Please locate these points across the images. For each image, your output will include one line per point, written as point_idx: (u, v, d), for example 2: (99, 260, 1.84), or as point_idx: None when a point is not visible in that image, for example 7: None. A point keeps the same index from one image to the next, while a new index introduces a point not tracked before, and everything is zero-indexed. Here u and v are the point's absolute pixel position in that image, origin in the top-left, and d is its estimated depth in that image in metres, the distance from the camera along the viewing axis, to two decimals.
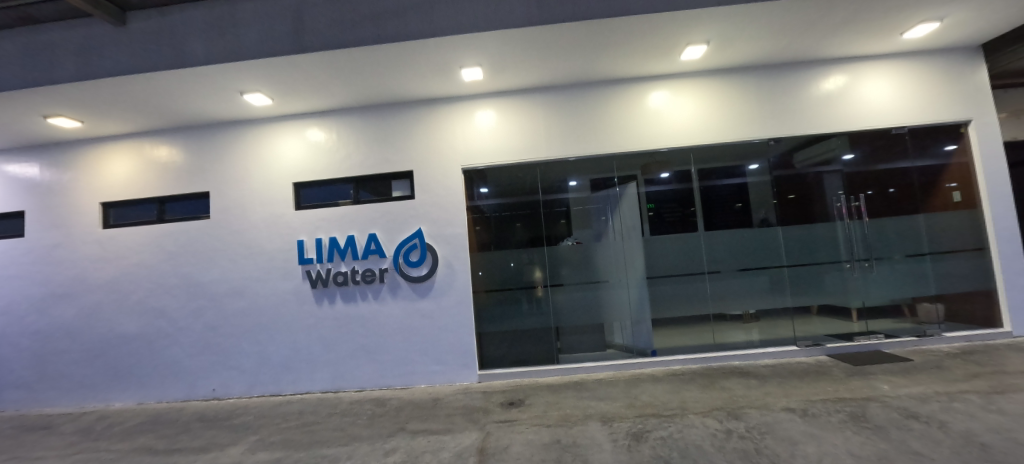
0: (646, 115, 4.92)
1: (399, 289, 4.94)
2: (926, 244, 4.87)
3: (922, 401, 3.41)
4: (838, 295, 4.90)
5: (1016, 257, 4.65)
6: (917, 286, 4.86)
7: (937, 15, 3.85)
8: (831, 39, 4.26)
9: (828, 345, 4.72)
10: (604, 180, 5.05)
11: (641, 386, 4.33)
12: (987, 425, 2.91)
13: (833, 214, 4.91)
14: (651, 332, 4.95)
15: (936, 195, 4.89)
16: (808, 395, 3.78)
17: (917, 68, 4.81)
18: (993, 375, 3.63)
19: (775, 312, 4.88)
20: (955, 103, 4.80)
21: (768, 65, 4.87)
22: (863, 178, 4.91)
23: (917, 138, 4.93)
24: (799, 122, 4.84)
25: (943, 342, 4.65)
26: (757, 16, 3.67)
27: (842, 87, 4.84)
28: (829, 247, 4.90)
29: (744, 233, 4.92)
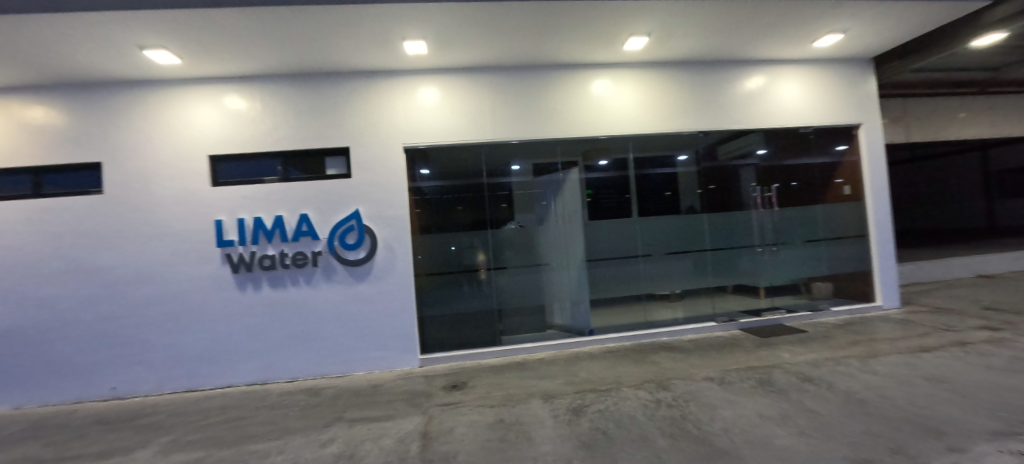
0: (589, 102, 4.99)
1: (334, 273, 4.66)
2: (821, 231, 5.54)
3: (814, 365, 3.94)
4: (752, 276, 5.43)
5: (888, 242, 5.44)
6: (813, 267, 5.53)
7: (842, 27, 4.21)
8: (757, 42, 4.54)
9: (741, 321, 5.21)
10: (547, 165, 5.11)
11: (580, 363, 4.54)
12: (861, 385, 3.45)
13: (750, 204, 5.41)
14: (590, 312, 5.17)
15: (829, 189, 5.59)
16: (725, 365, 4.21)
17: (823, 75, 5.31)
18: (868, 341, 4.26)
19: (699, 291, 5.29)
20: (851, 107, 5.38)
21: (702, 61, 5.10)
22: (774, 171, 5.44)
23: (819, 138, 5.51)
24: (726, 117, 5.15)
25: (831, 315, 5.35)
26: (696, 14, 3.83)
27: (761, 87, 5.21)
28: (745, 232, 5.40)
29: (675, 220, 5.26)
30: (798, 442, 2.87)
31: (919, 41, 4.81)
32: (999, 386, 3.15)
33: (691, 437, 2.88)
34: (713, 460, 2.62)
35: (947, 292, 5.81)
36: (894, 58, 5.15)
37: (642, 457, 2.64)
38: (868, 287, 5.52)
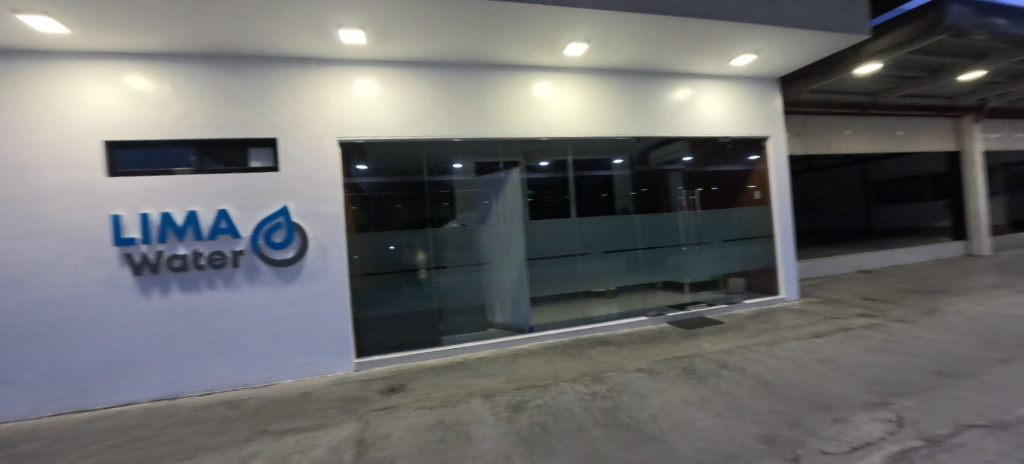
0: (530, 104, 5.06)
1: (258, 274, 4.29)
2: (736, 231, 6.13)
3: (729, 353, 4.34)
4: (678, 272, 5.86)
5: (790, 242, 6.14)
6: (729, 264, 6.11)
7: (753, 48, 4.63)
8: (685, 57, 4.88)
9: (668, 315, 5.61)
10: (489, 164, 5.14)
11: (520, 360, 4.61)
12: (767, 370, 3.87)
13: (677, 206, 5.84)
14: (530, 310, 5.28)
15: (743, 194, 6.21)
16: (654, 356, 4.50)
17: (739, 90, 5.83)
18: (773, 329, 4.78)
19: (631, 288, 5.60)
20: (762, 120, 5.98)
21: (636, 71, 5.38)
22: (698, 177, 5.92)
23: (735, 147, 6.07)
24: (656, 125, 5.47)
25: (744, 307, 5.93)
26: (628, 26, 4.06)
27: (687, 98, 5.60)
28: (672, 233, 5.81)
29: (610, 220, 5.53)
30: (715, 424, 3.14)
31: (816, 66, 5.44)
32: (872, 365, 3.68)
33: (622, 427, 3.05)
34: (642, 446, 2.78)
35: (835, 285, 6.70)
36: (796, 79, 5.81)
37: (577, 449, 2.74)
38: (773, 282, 6.20)
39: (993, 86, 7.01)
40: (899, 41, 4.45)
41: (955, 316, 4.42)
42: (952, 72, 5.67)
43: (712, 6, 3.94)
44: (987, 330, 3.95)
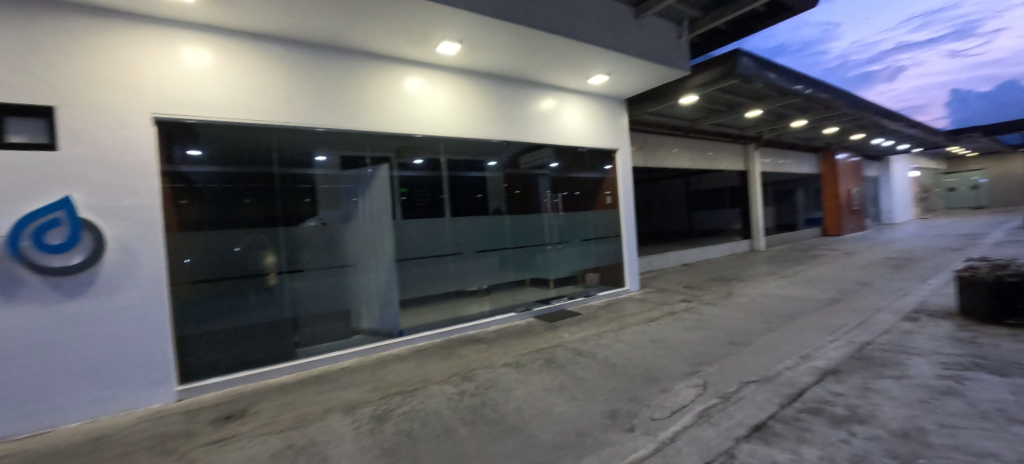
0: (400, 98, 4.77)
1: (17, 289, 2.78)
2: (592, 231, 6.84)
3: (585, 341, 4.79)
4: (542, 269, 6.28)
5: (633, 240, 6.96)
6: (587, 261, 6.76)
7: (604, 67, 5.13)
8: (548, 70, 5.26)
9: (535, 310, 5.92)
10: (355, 159, 4.79)
11: (387, 366, 4.33)
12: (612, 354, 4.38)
13: (544, 208, 6.36)
14: (399, 313, 5.04)
15: (598, 198, 6.94)
16: (520, 350, 4.70)
17: (595, 105, 6.42)
18: (620, 317, 5.46)
19: (502, 286, 5.82)
20: (615, 134, 6.73)
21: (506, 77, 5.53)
22: (563, 182, 6.51)
23: (593, 157, 6.75)
24: (526, 132, 5.74)
25: (598, 299, 6.59)
26: (495, 32, 4.22)
27: (552, 109, 5.95)
28: (538, 233, 6.26)
29: (482, 220, 5.69)
30: (570, 407, 3.40)
31: (652, 93, 6.43)
32: (687, 341, 4.47)
33: (488, 423, 3.10)
34: (505, 439, 2.84)
35: (667, 276, 8.05)
36: (638, 102, 6.79)
37: (442, 453, 2.66)
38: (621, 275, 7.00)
39: (767, 123, 9.32)
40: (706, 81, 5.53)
41: (741, 297, 5.68)
42: (742, 110, 7.35)
43: (568, 29, 4.35)
44: (759, 307, 5.17)
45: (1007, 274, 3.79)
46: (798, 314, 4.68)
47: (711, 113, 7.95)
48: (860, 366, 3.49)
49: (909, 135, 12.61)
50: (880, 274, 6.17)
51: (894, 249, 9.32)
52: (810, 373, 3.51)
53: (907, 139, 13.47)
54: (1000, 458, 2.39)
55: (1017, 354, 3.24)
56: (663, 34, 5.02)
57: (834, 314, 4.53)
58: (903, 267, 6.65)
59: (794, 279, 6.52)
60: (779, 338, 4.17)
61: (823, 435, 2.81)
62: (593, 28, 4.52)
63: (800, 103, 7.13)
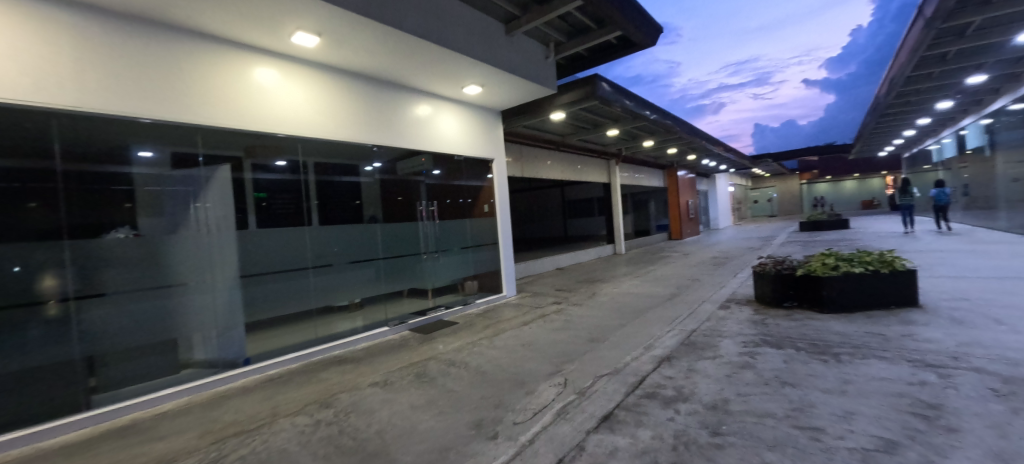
0: (249, 92, 3.99)
1: None
2: (470, 239, 6.84)
3: (458, 350, 4.72)
4: (418, 278, 6.01)
5: (509, 246, 7.14)
6: (466, 269, 6.71)
7: (477, 79, 5.22)
8: (423, 77, 5.13)
9: (410, 322, 5.63)
10: (188, 156, 3.82)
11: (226, 403, 3.48)
12: (485, 361, 4.38)
13: (418, 216, 6.12)
14: (244, 338, 4.12)
15: (474, 208, 6.97)
16: (390, 367, 4.38)
17: (473, 115, 6.51)
18: (496, 323, 5.54)
19: (376, 299, 5.35)
20: (493, 144, 6.92)
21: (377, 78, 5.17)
22: (441, 190, 6.45)
23: (471, 165, 6.80)
24: (401, 137, 5.50)
25: (477, 306, 6.54)
26: (366, 32, 3.90)
27: (429, 115, 5.82)
28: (412, 242, 5.99)
29: (354, 229, 5.21)
30: (435, 423, 3.23)
31: (524, 107, 6.77)
32: (554, 341, 4.70)
33: (345, 455, 2.73)
34: None
35: (542, 280, 8.55)
36: (512, 115, 7.09)
37: None
38: (499, 281, 7.08)
39: (624, 141, 10.70)
40: (570, 100, 6.03)
41: (603, 297, 6.27)
42: (603, 128, 8.27)
43: (441, 35, 4.27)
44: (616, 304, 5.74)
45: (782, 268, 4.85)
46: (646, 309, 5.31)
47: (579, 129, 8.77)
48: (688, 351, 4.06)
49: (727, 159, 15.89)
50: (705, 271, 7.49)
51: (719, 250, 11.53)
52: (650, 362, 3.96)
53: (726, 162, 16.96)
54: (774, 416, 2.96)
55: (789, 330, 4.13)
56: (533, 53, 5.36)
57: (673, 308, 5.25)
58: (721, 264, 8.21)
59: (645, 278, 7.49)
60: (629, 332, 4.64)
61: (656, 416, 3.14)
62: (465, 37, 4.54)
63: (647, 127, 8.35)
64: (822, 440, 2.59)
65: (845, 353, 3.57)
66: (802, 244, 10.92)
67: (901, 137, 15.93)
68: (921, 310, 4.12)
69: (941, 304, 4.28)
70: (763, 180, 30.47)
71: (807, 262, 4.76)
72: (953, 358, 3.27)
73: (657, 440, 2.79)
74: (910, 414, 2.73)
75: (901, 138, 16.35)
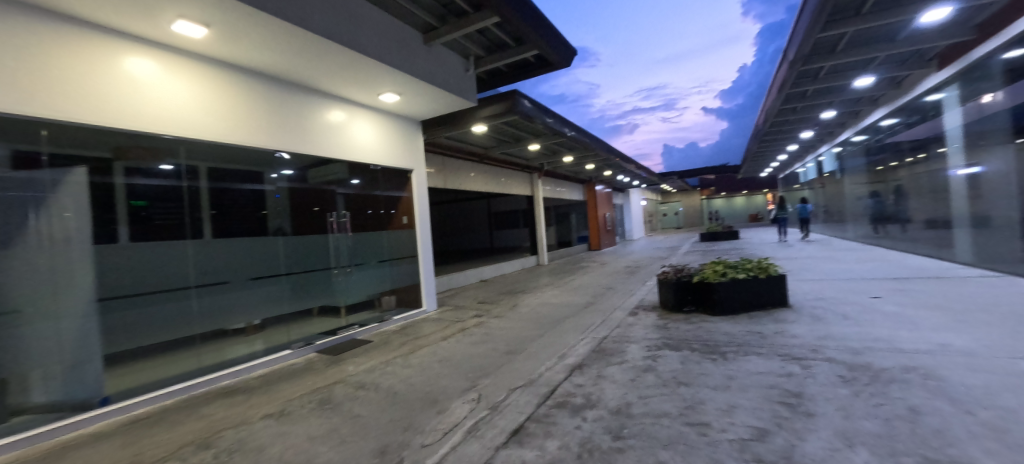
0: (114, 85, 3.26)
1: None
2: (387, 252, 6.49)
3: (369, 371, 4.41)
4: (329, 295, 5.53)
5: (428, 258, 6.96)
6: (382, 284, 6.32)
7: (392, 87, 5.07)
8: (334, 81, 4.82)
9: (317, 343, 5.07)
10: (33, 154, 3.01)
11: (67, 456, 2.71)
12: (398, 380, 4.15)
13: (328, 227, 5.65)
14: (104, 373, 3.31)
15: (392, 219, 6.68)
16: (290, 395, 3.88)
17: (390, 124, 6.27)
18: (414, 339, 5.33)
19: (279, 320, 4.78)
20: (412, 154, 6.72)
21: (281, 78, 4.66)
22: (358, 200, 6.08)
23: (388, 176, 6.51)
24: (312, 144, 5.03)
25: (393, 323, 6.21)
26: (270, 29, 3.50)
27: (342, 121, 5.44)
28: (320, 255, 5.48)
29: (252, 242, 4.61)
30: (335, 453, 2.90)
31: (447, 117, 6.71)
32: (471, 356, 4.62)
33: None
34: None
35: (464, 293, 8.48)
36: (433, 125, 6.99)
37: None
38: (418, 296, 6.82)
39: (545, 156, 11.21)
40: (493, 113, 6.10)
41: (524, 308, 6.36)
42: (525, 143, 8.55)
43: (353, 39, 4.04)
44: (535, 315, 5.85)
45: (682, 275, 5.30)
46: (562, 319, 5.47)
47: (501, 143, 8.98)
48: (597, 358, 4.23)
49: (640, 175, 17.46)
50: (618, 279, 7.98)
51: (633, 259, 12.49)
52: (563, 371, 4.04)
53: (640, 178, 18.58)
54: (669, 415, 3.14)
55: (687, 333, 4.48)
56: (452, 65, 5.37)
57: (588, 316, 5.47)
58: (633, 273, 8.82)
59: (564, 287, 7.77)
60: (546, 342, 4.73)
61: (564, 426, 3.17)
62: (380, 43, 4.36)
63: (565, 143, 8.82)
64: (707, 434, 2.79)
65: (730, 352, 3.96)
66: (703, 253, 12.22)
67: (777, 160, 18.81)
68: (791, 310, 4.75)
69: (804, 304, 4.99)
70: (677, 195, 33.74)
71: (702, 270, 5.28)
72: (812, 350, 3.78)
73: (564, 450, 2.79)
74: (778, 403, 3.07)
75: (775, 162, 19.35)
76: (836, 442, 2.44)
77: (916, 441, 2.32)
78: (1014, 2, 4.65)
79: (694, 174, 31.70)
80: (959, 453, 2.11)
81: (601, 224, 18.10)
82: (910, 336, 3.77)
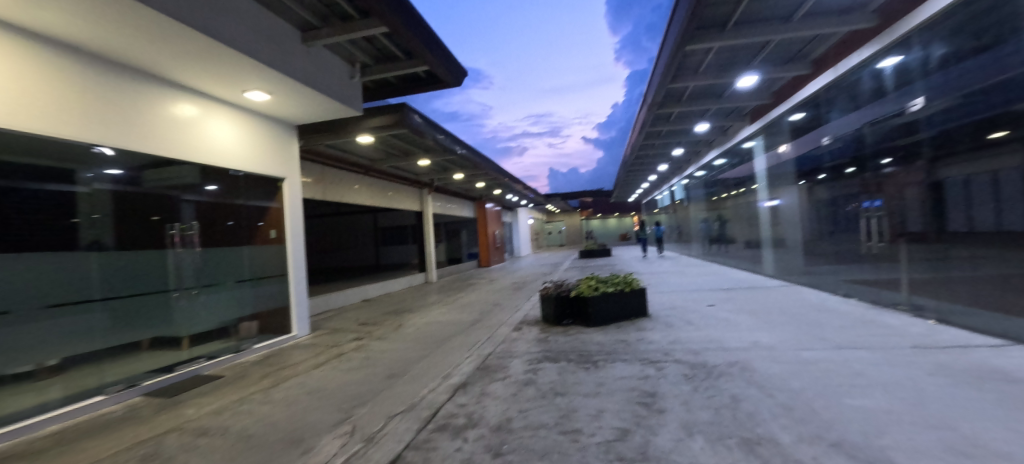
0: None
1: None
2: (248, 270, 5.65)
3: (216, 413, 3.58)
4: (165, 324, 4.48)
5: (301, 280, 6.32)
6: (240, 309, 5.44)
7: (263, 87, 4.57)
8: (188, 73, 4.03)
9: (144, 384, 3.97)
10: None
11: None
12: (257, 418, 3.51)
13: (165, 242, 4.61)
14: None
15: (255, 233, 5.89)
16: (94, 455, 2.78)
17: (254, 124, 5.49)
18: (279, 370, 4.66)
19: (89, 357, 3.57)
20: (282, 160, 6.01)
21: (105, 58, 3.58)
22: (214, 208, 5.28)
23: (252, 183, 5.73)
24: (153, 144, 4.05)
25: (253, 353, 5.39)
26: (124, 10, 2.73)
27: (193, 117, 4.53)
28: (154, 275, 4.39)
29: (54, 257, 3.38)
30: None
31: (329, 124, 6.30)
32: (346, 384, 4.21)
33: None
34: None
35: (344, 315, 7.80)
36: (311, 131, 6.43)
37: None
38: (285, 320, 6.10)
39: (435, 172, 11.21)
40: (380, 124, 5.87)
41: (409, 328, 6.12)
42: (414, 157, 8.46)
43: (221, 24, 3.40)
44: (420, 335, 5.67)
45: (562, 290, 5.71)
46: (449, 337, 5.41)
47: (390, 156, 8.75)
48: (482, 375, 4.24)
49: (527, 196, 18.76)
50: (506, 296, 8.24)
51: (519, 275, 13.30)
52: (446, 391, 3.94)
53: (528, 198, 19.89)
54: (547, 425, 3.19)
55: (565, 345, 4.81)
56: (334, 68, 5.05)
57: (475, 333, 5.50)
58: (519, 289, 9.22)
59: (453, 306, 7.72)
60: (429, 364, 4.58)
61: (444, 450, 2.88)
62: (253, 38, 3.78)
63: (455, 161, 9.00)
64: (579, 440, 2.86)
65: (601, 360, 4.33)
66: (580, 269, 13.43)
67: (641, 189, 22.09)
68: (650, 318, 5.46)
69: (659, 313, 5.78)
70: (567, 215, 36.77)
71: (578, 285, 5.76)
72: (665, 353, 4.35)
73: None
74: (638, 404, 3.41)
75: (640, 190, 22.71)
76: (679, 433, 2.76)
77: (735, 423, 2.78)
78: (792, 80, 6.30)
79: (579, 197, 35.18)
80: (764, 431, 2.57)
81: (489, 241, 18.75)
82: (732, 336, 4.62)
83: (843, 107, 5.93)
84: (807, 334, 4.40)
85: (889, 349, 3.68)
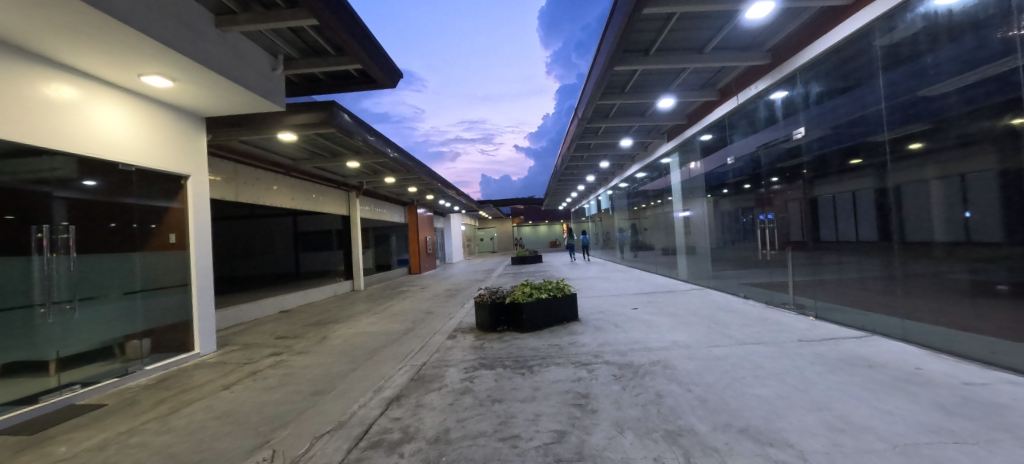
0: None
1: None
2: (138, 281, 5.01)
3: (97, 449, 3.02)
4: (25, 346, 3.72)
5: (207, 289, 5.50)
6: (122, 325, 4.78)
7: (165, 72, 4.03)
8: (66, 48, 3.39)
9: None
10: None
11: None
12: (153, 449, 3.03)
13: (30, 246, 3.84)
14: None
15: (149, 237, 5.15)
16: None
17: (150, 112, 4.77)
18: (179, 394, 4.09)
19: None
20: (185, 155, 5.28)
21: None
22: (92, 207, 4.55)
23: (146, 179, 4.94)
24: (13, 128, 3.31)
25: (145, 375, 4.59)
26: None
27: (69, 100, 3.80)
28: (13, 286, 3.64)
29: None
30: None
31: (242, 118, 5.70)
32: (261, 405, 3.81)
33: None
34: None
35: (258, 329, 7.05)
36: (223, 125, 5.77)
37: None
38: (187, 336, 5.30)
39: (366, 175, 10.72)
40: (307, 121, 5.48)
41: (335, 340, 5.74)
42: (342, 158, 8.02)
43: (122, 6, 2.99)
44: (346, 347, 5.35)
45: (496, 297, 5.73)
46: (379, 349, 5.18)
47: (315, 156, 8.18)
48: (416, 386, 4.11)
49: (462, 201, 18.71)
50: (439, 303, 8.09)
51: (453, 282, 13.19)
52: (379, 406, 3.75)
53: (462, 204, 19.86)
54: (485, 433, 3.18)
55: (501, 351, 4.85)
56: (252, 59, 4.63)
57: (406, 343, 5.33)
58: (453, 296, 9.14)
59: (384, 315, 7.39)
60: (358, 378, 4.33)
61: None
62: (158, 16, 3.35)
63: (388, 164, 8.73)
64: (518, 445, 2.90)
65: (536, 365, 4.43)
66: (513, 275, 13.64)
67: (571, 198, 23.23)
68: (580, 322, 5.73)
69: (588, 317, 6.09)
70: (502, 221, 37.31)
71: (513, 291, 5.86)
72: (595, 355, 4.59)
73: None
74: (573, 406, 3.54)
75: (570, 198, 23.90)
76: (611, 431, 2.92)
77: (660, 418, 3.02)
78: (703, 104, 7.07)
79: (513, 204, 35.91)
80: (684, 422, 2.83)
81: (423, 247, 18.27)
82: (654, 337, 5.02)
83: (743, 131, 6.80)
84: (716, 332, 4.94)
85: (781, 342, 4.28)
